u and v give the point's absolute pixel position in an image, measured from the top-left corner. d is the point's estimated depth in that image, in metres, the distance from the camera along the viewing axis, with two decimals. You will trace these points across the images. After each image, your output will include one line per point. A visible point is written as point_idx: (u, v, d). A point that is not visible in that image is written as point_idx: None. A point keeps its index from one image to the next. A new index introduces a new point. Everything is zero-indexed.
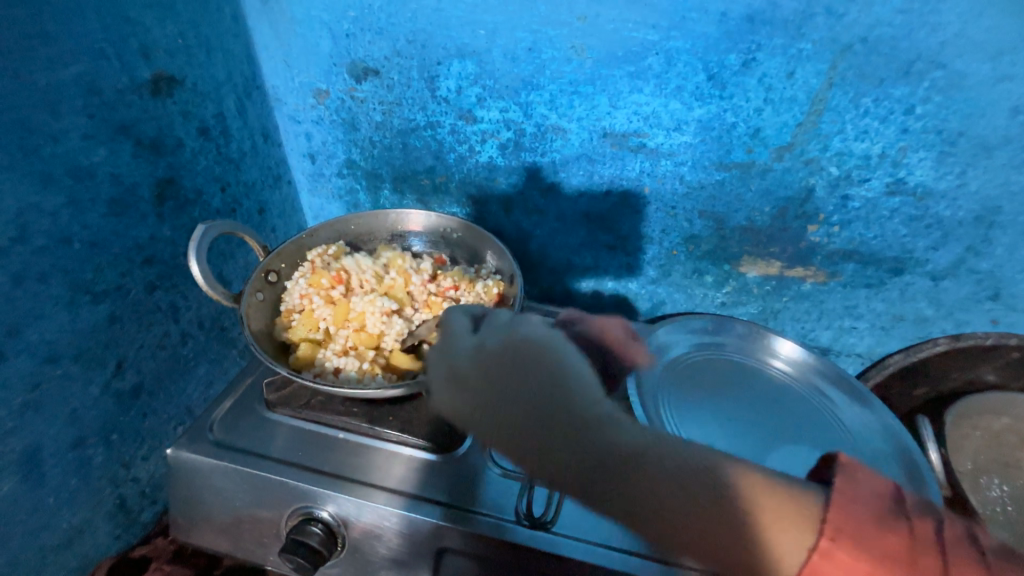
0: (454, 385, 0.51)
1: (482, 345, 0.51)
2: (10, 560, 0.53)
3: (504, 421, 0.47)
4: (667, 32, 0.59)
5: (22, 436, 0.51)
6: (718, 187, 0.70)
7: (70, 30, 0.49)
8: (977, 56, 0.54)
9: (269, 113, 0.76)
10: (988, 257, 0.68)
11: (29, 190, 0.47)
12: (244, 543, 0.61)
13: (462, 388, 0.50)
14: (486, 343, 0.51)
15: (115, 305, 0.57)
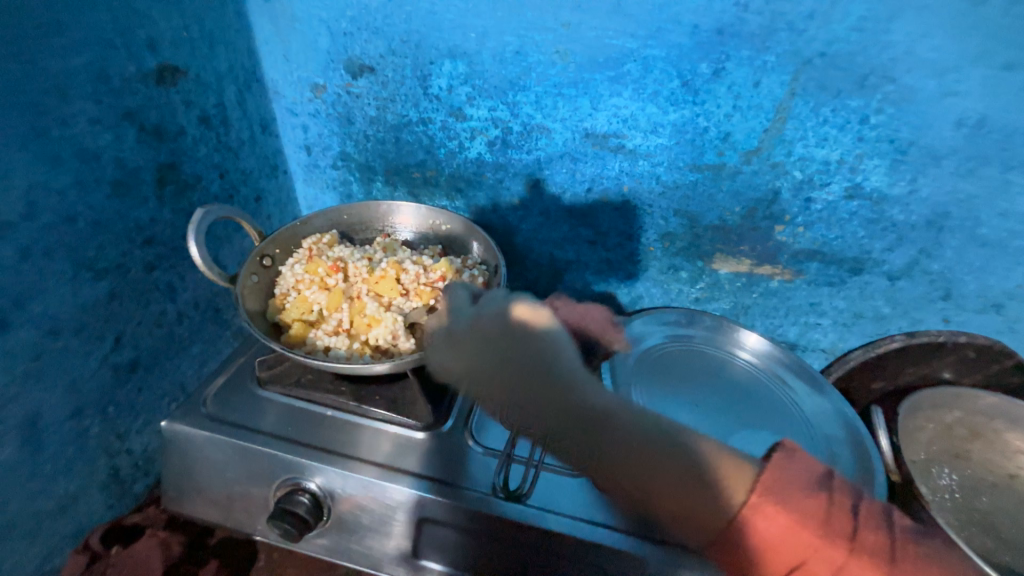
0: (460, 354, 0.62)
1: (479, 316, 0.62)
2: (8, 522, 0.55)
3: (500, 379, 0.59)
4: (644, 41, 0.64)
5: (24, 402, 0.54)
6: (691, 187, 0.74)
7: (82, 20, 0.52)
8: (924, 73, 0.59)
9: (268, 105, 0.80)
10: (939, 259, 0.73)
11: (38, 169, 0.50)
12: (234, 512, 0.64)
13: (466, 357, 0.62)
14: (489, 321, 0.61)
15: (115, 282, 0.60)
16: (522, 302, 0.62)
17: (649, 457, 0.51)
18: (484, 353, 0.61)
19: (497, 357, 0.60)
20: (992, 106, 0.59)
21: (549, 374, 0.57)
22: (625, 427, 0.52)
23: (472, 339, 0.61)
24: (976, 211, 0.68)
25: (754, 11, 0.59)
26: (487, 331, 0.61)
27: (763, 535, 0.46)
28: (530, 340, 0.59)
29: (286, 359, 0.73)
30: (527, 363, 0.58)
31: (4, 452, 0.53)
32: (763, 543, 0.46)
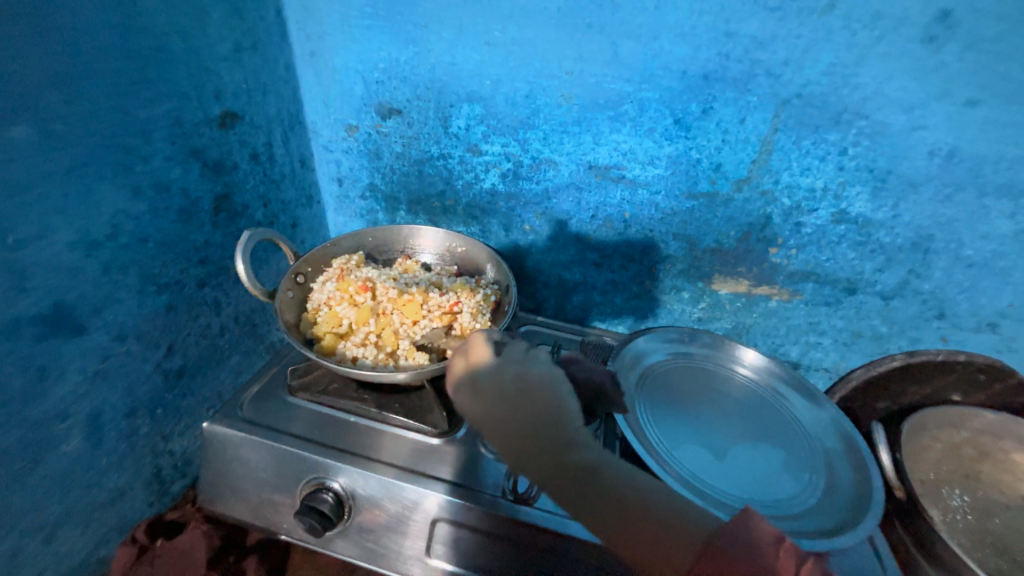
0: (479, 390, 0.58)
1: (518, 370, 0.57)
2: (67, 509, 0.61)
3: (509, 438, 0.56)
4: (639, 85, 0.72)
5: (91, 399, 0.61)
6: (688, 213, 0.81)
7: (166, 77, 0.63)
8: (894, 110, 0.65)
9: (307, 143, 0.90)
10: (928, 279, 0.77)
11: (122, 198, 0.60)
12: (263, 509, 0.69)
13: (484, 417, 0.58)
14: (506, 370, 0.58)
15: (173, 295, 0.69)
16: (541, 368, 0.58)
17: (622, 509, 0.50)
18: (501, 409, 0.57)
19: (515, 421, 0.56)
20: (960, 138, 0.65)
21: (544, 466, 0.54)
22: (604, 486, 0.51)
23: (488, 397, 0.57)
24: (958, 234, 0.72)
25: (735, 59, 0.67)
26: (503, 385, 0.57)
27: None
28: (541, 401, 0.56)
29: (314, 369, 0.79)
30: (536, 416, 0.56)
31: (71, 443, 0.60)
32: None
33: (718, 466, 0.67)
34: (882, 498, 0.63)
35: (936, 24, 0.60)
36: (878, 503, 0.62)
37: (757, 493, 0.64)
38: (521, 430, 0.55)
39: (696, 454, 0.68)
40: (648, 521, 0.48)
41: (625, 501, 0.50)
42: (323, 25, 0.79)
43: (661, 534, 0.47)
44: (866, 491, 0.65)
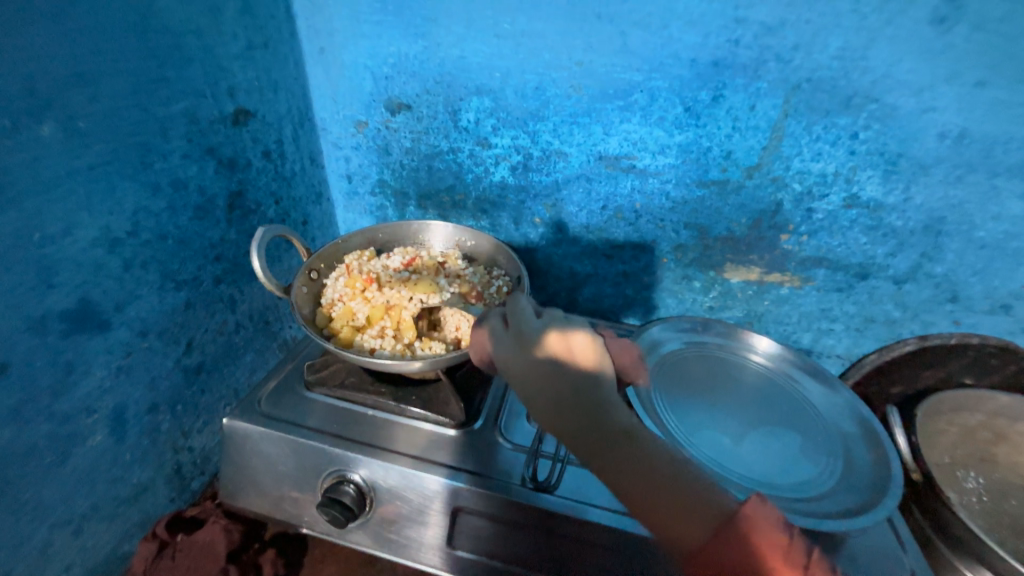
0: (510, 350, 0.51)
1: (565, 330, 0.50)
2: (93, 504, 0.62)
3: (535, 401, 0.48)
4: (649, 74, 0.72)
5: (115, 396, 0.61)
6: (699, 202, 0.81)
7: (183, 76, 0.63)
8: (904, 92, 0.65)
9: (317, 141, 0.90)
10: (940, 263, 0.77)
11: (142, 195, 0.60)
12: (284, 503, 0.70)
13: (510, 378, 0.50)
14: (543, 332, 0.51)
15: (191, 292, 0.69)
16: (586, 330, 0.50)
17: (655, 488, 0.43)
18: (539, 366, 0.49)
19: (546, 385, 0.48)
20: (970, 119, 0.65)
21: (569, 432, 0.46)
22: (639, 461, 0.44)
23: (521, 357, 0.49)
24: (970, 216, 0.72)
25: (745, 45, 0.67)
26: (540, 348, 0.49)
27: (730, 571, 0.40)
28: (583, 367, 0.48)
29: (330, 364, 0.80)
30: (571, 380, 0.48)
31: (96, 439, 0.60)
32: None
33: (735, 451, 0.67)
34: (901, 479, 0.63)
35: (945, 5, 0.60)
36: (898, 484, 0.62)
37: (776, 477, 0.64)
38: (554, 394, 0.47)
39: (714, 440, 0.68)
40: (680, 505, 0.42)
41: (661, 483, 0.43)
42: (332, 21, 0.79)
43: (684, 515, 0.42)
44: (885, 473, 0.65)
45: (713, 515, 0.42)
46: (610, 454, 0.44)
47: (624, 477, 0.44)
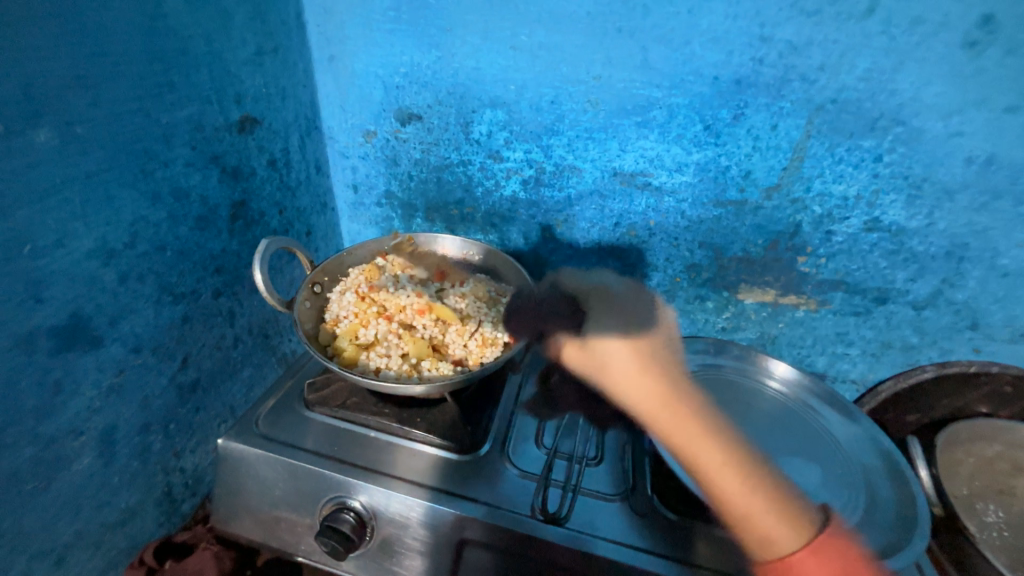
0: (616, 340, 0.71)
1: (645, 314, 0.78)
2: (76, 531, 0.58)
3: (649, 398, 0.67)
4: (669, 90, 0.71)
5: (106, 415, 0.58)
6: (715, 221, 0.79)
7: (189, 81, 0.61)
8: (930, 116, 0.64)
9: (323, 149, 0.88)
10: (962, 289, 0.75)
11: (141, 205, 0.57)
12: (279, 531, 0.66)
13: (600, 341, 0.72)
14: (643, 326, 0.75)
15: (189, 306, 0.66)
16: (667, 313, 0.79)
17: (752, 492, 0.58)
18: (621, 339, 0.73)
19: (655, 391, 0.67)
20: (998, 144, 0.64)
21: (682, 446, 0.63)
22: (736, 467, 0.60)
23: (626, 350, 0.71)
24: (994, 242, 0.70)
25: (769, 64, 0.66)
26: (643, 345, 0.71)
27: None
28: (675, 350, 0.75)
29: (332, 382, 0.77)
30: (665, 372, 0.70)
31: (83, 461, 0.57)
32: None
33: None
34: (928, 519, 0.60)
35: (976, 29, 0.59)
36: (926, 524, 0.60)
37: None
38: (657, 388, 0.68)
39: None
40: (776, 512, 0.57)
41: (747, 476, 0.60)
42: (343, 28, 0.77)
43: (764, 504, 0.58)
44: (911, 510, 0.62)
45: (794, 515, 0.57)
46: (713, 455, 0.61)
47: (726, 476, 0.60)
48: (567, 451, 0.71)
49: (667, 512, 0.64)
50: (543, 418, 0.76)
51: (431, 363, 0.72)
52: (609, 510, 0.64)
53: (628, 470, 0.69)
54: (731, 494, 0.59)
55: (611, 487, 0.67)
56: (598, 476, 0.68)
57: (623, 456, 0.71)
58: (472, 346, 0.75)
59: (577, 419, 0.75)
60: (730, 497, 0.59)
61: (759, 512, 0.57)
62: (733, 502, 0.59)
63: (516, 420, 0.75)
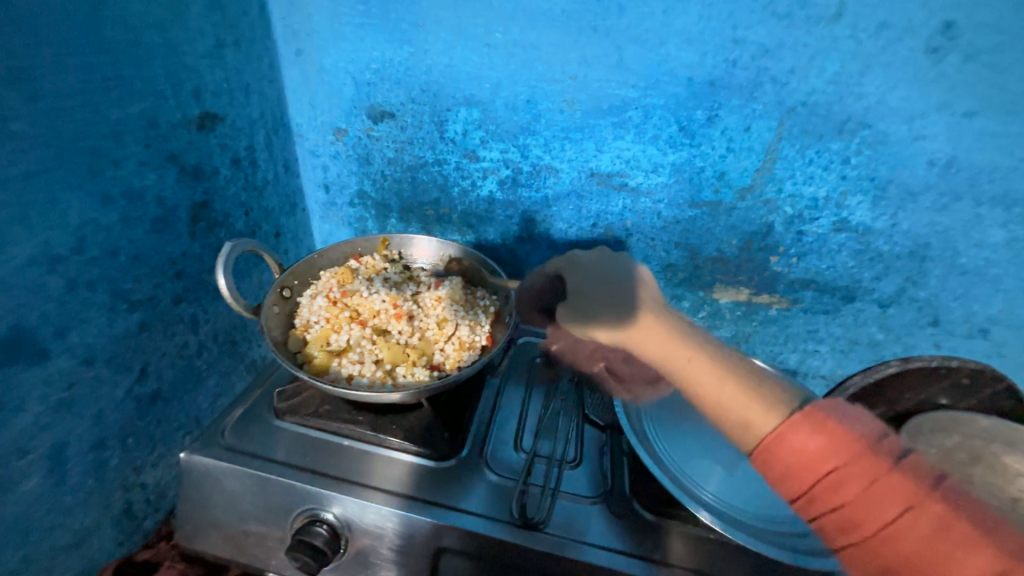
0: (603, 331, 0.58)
1: (605, 255, 0.65)
2: (24, 557, 0.54)
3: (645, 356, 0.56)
4: (644, 91, 0.70)
5: (54, 432, 0.54)
6: (691, 222, 0.80)
7: (141, 75, 0.57)
8: (895, 120, 0.66)
9: (292, 147, 0.85)
10: (924, 287, 0.78)
11: (90, 207, 0.54)
12: (249, 547, 0.64)
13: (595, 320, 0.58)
14: (623, 318, 0.56)
15: (146, 313, 0.63)
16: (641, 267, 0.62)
17: (728, 380, 0.48)
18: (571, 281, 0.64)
19: (654, 334, 0.54)
20: (958, 147, 0.66)
21: (675, 364, 0.52)
22: (707, 358, 0.50)
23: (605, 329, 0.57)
24: (953, 242, 0.73)
25: (742, 66, 0.66)
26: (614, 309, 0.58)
27: (811, 454, 0.41)
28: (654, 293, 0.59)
29: (303, 390, 0.74)
30: (653, 308, 0.57)
31: (30, 482, 0.53)
32: (796, 466, 0.42)
33: (732, 482, 0.65)
34: None
35: (938, 35, 0.60)
36: None
37: (775, 510, 0.63)
38: (659, 345, 0.53)
39: (710, 471, 0.66)
40: (752, 396, 0.46)
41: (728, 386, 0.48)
42: (310, 22, 0.74)
43: (745, 399, 0.46)
44: None
45: (776, 406, 0.45)
46: (708, 372, 0.49)
47: (698, 370, 0.50)
48: (546, 454, 0.70)
49: (645, 512, 0.64)
50: (522, 421, 0.75)
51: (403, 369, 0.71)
52: (588, 513, 0.64)
53: (607, 471, 0.69)
54: (715, 391, 0.48)
55: (590, 489, 0.67)
56: (576, 478, 0.68)
57: (602, 457, 0.71)
58: (446, 350, 0.74)
59: (556, 421, 0.74)
60: (710, 400, 0.49)
61: (732, 400, 0.47)
62: (710, 395, 0.49)
63: (495, 424, 0.74)
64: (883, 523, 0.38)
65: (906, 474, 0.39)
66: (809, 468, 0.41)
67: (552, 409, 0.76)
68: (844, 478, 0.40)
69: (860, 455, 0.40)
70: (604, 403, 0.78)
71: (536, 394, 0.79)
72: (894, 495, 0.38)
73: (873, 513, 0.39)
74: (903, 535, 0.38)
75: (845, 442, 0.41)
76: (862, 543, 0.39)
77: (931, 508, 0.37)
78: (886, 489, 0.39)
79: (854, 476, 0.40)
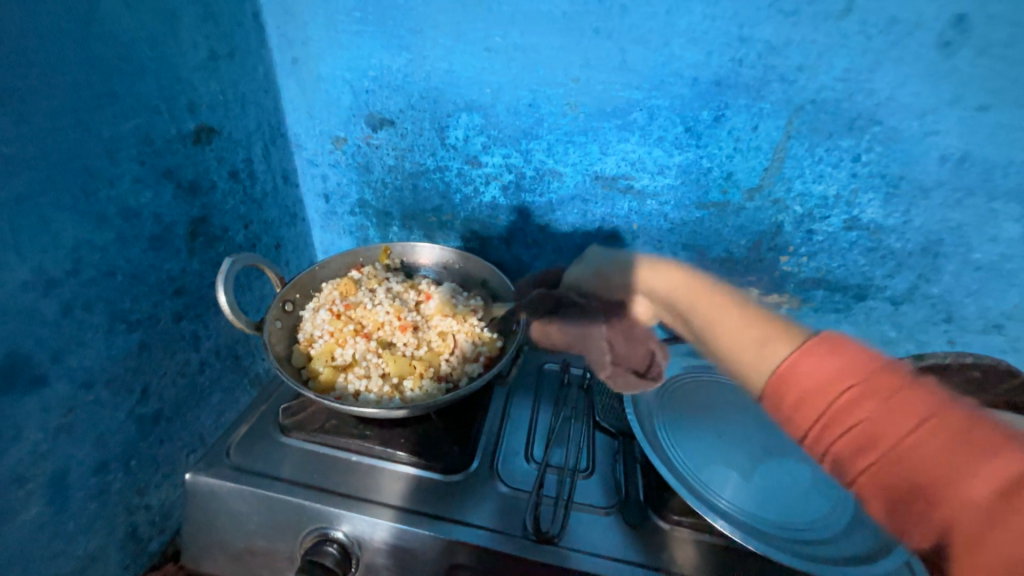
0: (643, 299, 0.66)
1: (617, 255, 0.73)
2: None
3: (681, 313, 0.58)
4: (649, 92, 0.69)
5: (54, 459, 0.53)
6: (698, 223, 0.78)
7: (134, 90, 0.56)
8: (906, 115, 0.64)
9: (290, 157, 0.83)
10: (937, 283, 0.76)
11: (84, 227, 0.52)
12: (258, 568, 0.62)
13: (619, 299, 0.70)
14: (692, 305, 0.55)
15: (146, 333, 0.61)
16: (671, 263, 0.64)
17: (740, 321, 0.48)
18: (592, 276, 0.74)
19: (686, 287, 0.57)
20: (971, 142, 0.64)
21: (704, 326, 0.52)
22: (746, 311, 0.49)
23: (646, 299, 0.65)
24: (967, 238, 0.71)
25: (749, 65, 0.65)
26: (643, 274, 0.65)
27: (809, 387, 0.40)
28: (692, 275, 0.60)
29: (308, 405, 0.73)
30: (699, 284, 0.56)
31: (31, 511, 0.52)
32: (803, 395, 0.40)
33: (748, 488, 0.63)
34: None
35: (950, 29, 0.59)
36: None
37: (794, 515, 0.61)
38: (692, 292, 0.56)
39: (725, 477, 0.64)
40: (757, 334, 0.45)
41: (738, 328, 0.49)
42: (305, 30, 0.73)
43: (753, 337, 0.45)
44: None
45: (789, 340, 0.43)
46: (736, 319, 0.48)
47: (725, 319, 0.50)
48: (558, 464, 0.68)
49: (660, 521, 0.63)
50: (532, 430, 0.73)
51: (410, 383, 0.69)
52: (603, 524, 0.63)
53: (621, 481, 0.67)
54: (722, 324, 0.49)
55: (604, 499, 0.66)
56: (590, 488, 0.67)
57: (615, 466, 0.69)
58: (451, 360, 0.73)
59: (567, 430, 0.73)
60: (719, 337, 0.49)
61: (733, 332, 0.47)
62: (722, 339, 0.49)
63: (504, 434, 0.72)
64: (894, 441, 0.36)
65: (982, 433, 0.34)
66: (817, 395, 0.39)
67: (562, 416, 0.74)
68: (877, 418, 0.37)
69: (891, 392, 0.37)
70: (616, 409, 0.75)
71: (545, 402, 0.77)
72: (950, 445, 0.34)
73: (896, 450, 0.36)
74: (918, 459, 0.35)
75: (872, 375, 0.38)
76: (902, 492, 0.35)
77: (972, 433, 0.34)
78: (930, 436, 0.35)
79: (887, 417, 0.36)
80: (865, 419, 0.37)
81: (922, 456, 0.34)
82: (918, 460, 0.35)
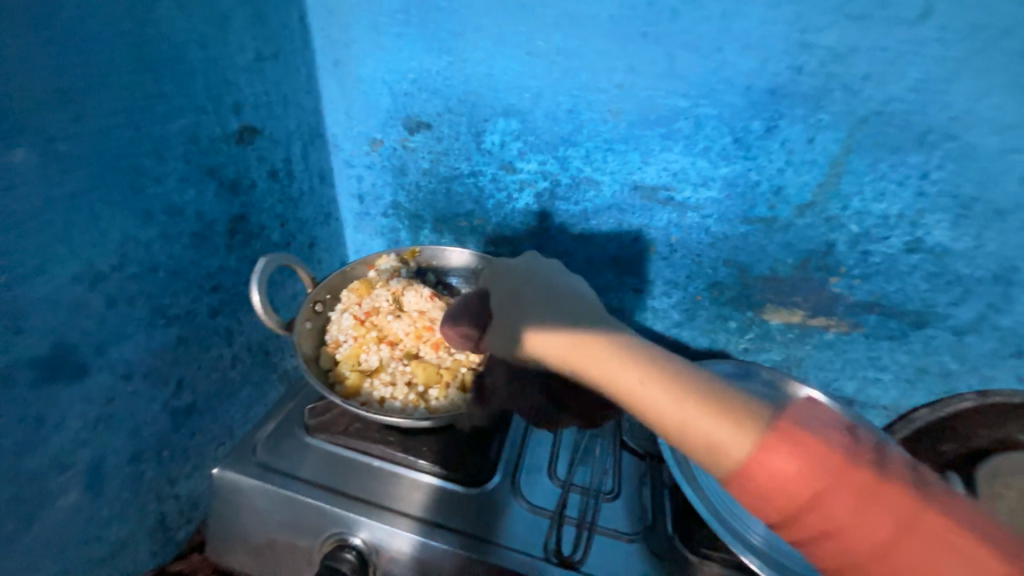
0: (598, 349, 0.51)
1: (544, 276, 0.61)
2: (62, 569, 0.55)
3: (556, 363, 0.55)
4: (696, 100, 0.66)
5: (92, 447, 0.55)
6: (742, 238, 0.74)
7: (184, 90, 0.57)
8: (985, 131, 0.59)
9: (327, 158, 0.84)
10: (1008, 314, 0.69)
11: (131, 223, 0.54)
12: (278, 568, 0.63)
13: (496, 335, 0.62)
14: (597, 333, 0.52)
15: (183, 327, 0.62)
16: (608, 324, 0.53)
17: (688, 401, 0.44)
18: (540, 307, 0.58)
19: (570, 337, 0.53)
20: None
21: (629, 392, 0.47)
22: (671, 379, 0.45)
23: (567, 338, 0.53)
24: None
25: (808, 73, 0.61)
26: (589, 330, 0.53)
27: (788, 475, 0.38)
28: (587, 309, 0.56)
29: (333, 406, 0.73)
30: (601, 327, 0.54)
31: (69, 497, 0.53)
32: (780, 493, 0.38)
33: None
34: None
35: None
36: None
37: None
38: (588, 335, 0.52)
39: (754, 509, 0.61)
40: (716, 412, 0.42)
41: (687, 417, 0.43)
42: (349, 32, 0.73)
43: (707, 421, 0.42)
44: None
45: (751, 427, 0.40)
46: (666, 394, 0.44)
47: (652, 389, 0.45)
48: (581, 484, 0.66)
49: (689, 553, 0.59)
50: (556, 446, 0.71)
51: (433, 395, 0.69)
52: (628, 552, 0.60)
53: (648, 507, 0.64)
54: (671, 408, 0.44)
55: (629, 525, 0.63)
56: (615, 512, 0.64)
57: (642, 490, 0.67)
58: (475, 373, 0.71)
59: (592, 449, 0.71)
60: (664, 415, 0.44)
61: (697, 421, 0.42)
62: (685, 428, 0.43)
63: (528, 448, 0.70)
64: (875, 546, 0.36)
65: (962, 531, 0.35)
66: (788, 493, 0.38)
67: (587, 435, 0.72)
68: (849, 511, 0.37)
69: (856, 482, 0.37)
70: (643, 428, 0.74)
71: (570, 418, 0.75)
72: (935, 549, 0.35)
73: (864, 539, 0.37)
74: (897, 554, 0.35)
75: (842, 466, 0.37)
76: None
77: (949, 538, 0.35)
78: (914, 539, 0.35)
79: (854, 511, 0.37)
80: (842, 518, 0.37)
81: (903, 558, 0.35)
82: (903, 565, 0.35)
